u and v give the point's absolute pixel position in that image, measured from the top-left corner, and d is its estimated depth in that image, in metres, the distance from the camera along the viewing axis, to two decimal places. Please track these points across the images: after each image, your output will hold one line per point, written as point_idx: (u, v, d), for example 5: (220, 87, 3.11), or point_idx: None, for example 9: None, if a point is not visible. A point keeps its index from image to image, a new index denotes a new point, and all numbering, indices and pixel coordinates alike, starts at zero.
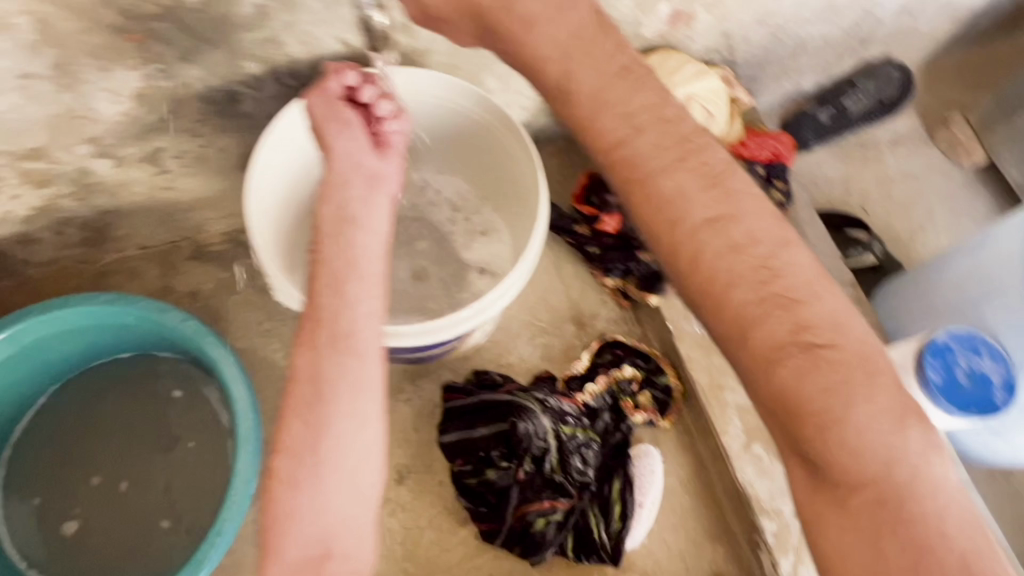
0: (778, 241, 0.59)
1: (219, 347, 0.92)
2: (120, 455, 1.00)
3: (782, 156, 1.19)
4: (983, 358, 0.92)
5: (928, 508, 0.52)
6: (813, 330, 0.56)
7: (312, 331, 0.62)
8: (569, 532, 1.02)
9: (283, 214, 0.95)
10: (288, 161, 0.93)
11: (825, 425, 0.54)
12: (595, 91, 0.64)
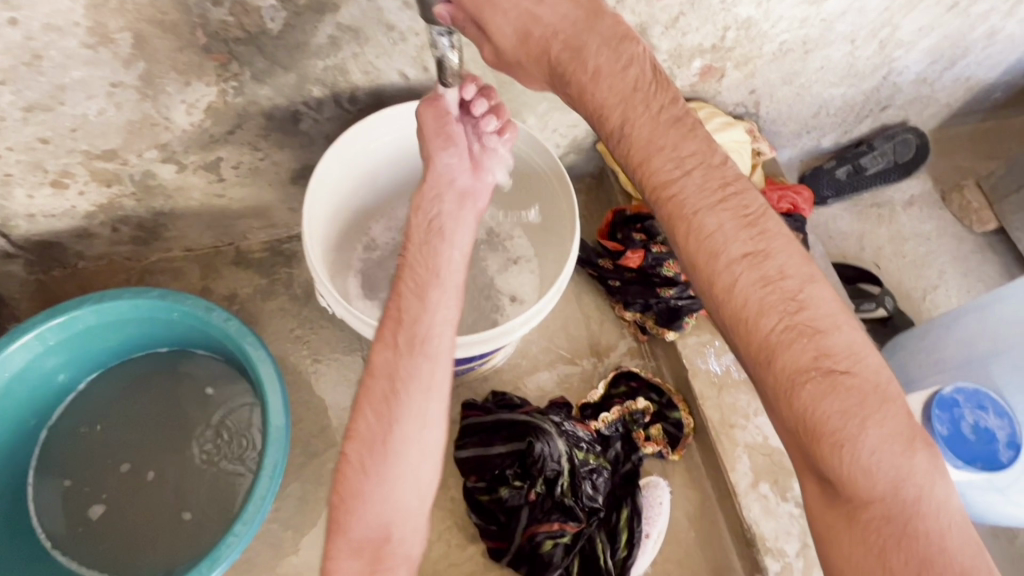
0: (804, 277, 0.67)
1: (259, 347, 0.97)
2: (150, 445, 1.04)
3: (799, 209, 1.25)
4: (989, 415, 0.95)
5: (930, 524, 0.62)
6: (833, 358, 0.64)
7: (394, 331, 0.75)
8: (576, 556, 1.03)
9: (333, 225, 1.01)
10: (349, 177, 1.00)
11: (840, 447, 0.62)
12: (647, 136, 0.70)
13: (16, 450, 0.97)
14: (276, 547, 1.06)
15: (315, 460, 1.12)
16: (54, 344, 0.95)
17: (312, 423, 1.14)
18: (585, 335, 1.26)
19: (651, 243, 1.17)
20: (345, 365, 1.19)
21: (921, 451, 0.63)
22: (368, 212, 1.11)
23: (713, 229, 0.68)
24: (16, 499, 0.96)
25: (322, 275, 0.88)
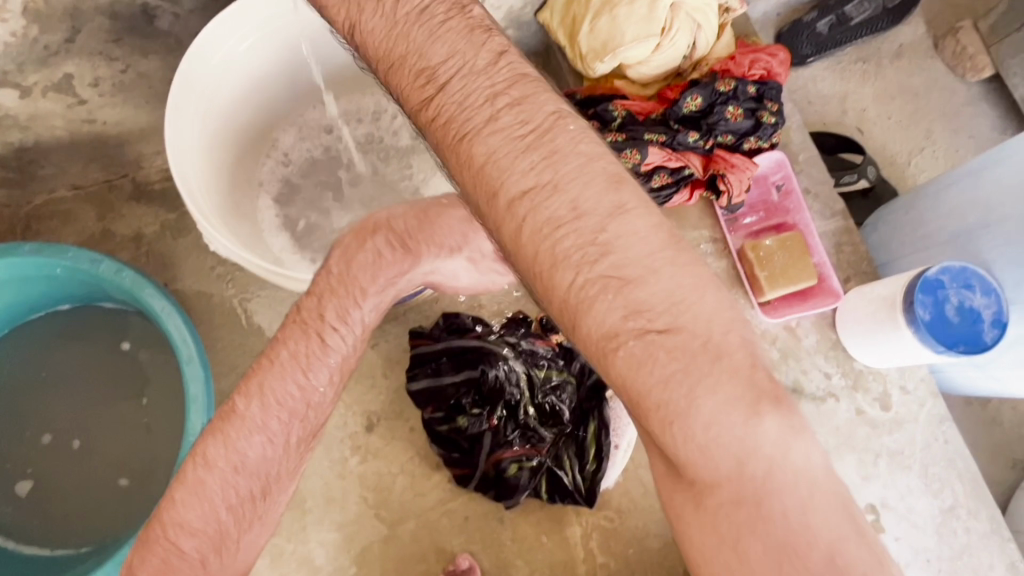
0: (608, 210, 0.55)
1: (160, 297, 0.85)
2: (71, 412, 0.95)
3: (775, 73, 1.07)
4: (975, 293, 0.88)
5: (788, 505, 0.50)
6: (646, 313, 0.54)
7: (263, 408, 0.67)
8: (543, 476, 1.00)
9: (215, 165, 0.84)
10: (211, 104, 0.81)
11: (668, 422, 0.52)
12: (412, 43, 0.62)
13: None
14: None
15: None
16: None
17: (251, 367, 1.05)
18: None
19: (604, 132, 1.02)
20: (277, 301, 1.07)
21: (768, 414, 0.52)
22: (267, 123, 0.94)
23: (483, 159, 0.58)
24: None
25: (194, 212, 0.72)
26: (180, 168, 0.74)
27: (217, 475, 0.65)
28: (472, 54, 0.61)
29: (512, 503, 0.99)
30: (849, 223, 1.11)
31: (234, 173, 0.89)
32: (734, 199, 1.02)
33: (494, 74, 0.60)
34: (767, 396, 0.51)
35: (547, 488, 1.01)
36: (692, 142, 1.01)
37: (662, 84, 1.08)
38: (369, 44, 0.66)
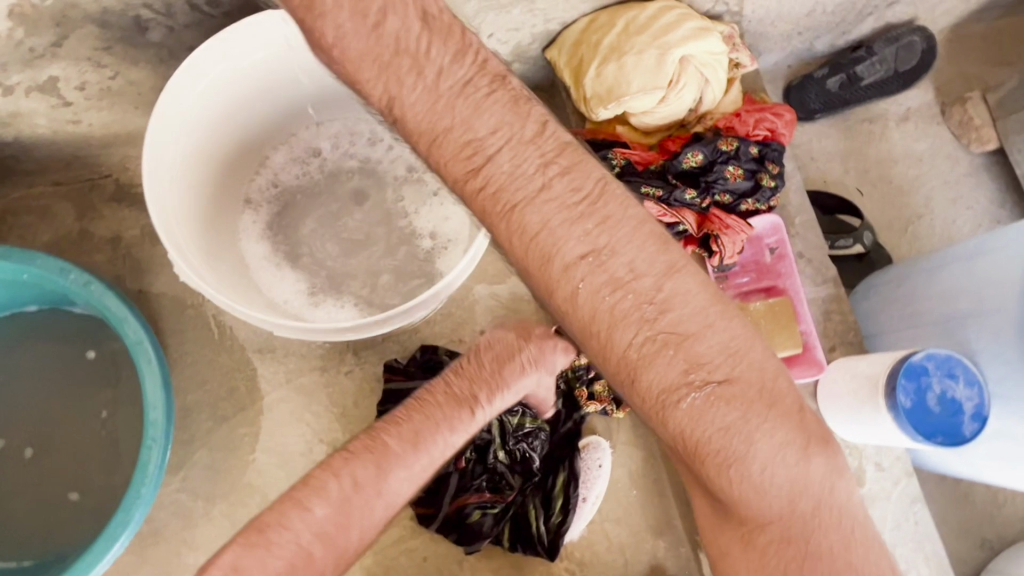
0: (661, 271, 0.61)
1: (128, 314, 0.82)
2: (27, 419, 0.92)
3: (778, 134, 1.06)
4: (958, 384, 0.86)
5: (830, 538, 0.63)
6: (702, 368, 0.62)
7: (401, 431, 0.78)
8: (505, 523, 0.99)
9: (195, 209, 0.80)
10: (183, 145, 0.78)
11: (726, 464, 0.62)
12: (427, 109, 0.63)
13: None
14: (185, 517, 0.98)
15: (224, 425, 1.01)
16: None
17: (220, 383, 1.02)
18: None
19: None
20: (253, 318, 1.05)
21: (817, 457, 0.63)
22: (260, 142, 0.91)
23: (538, 228, 0.62)
24: None
25: (187, 270, 0.69)
26: (166, 228, 0.71)
27: (348, 487, 0.73)
28: (516, 128, 0.63)
29: (473, 549, 0.97)
30: (840, 292, 1.10)
31: (216, 210, 0.86)
32: (725, 260, 1.00)
33: (542, 145, 0.63)
34: (817, 440, 0.63)
35: (509, 535, 0.99)
36: (690, 199, 0.99)
37: (664, 134, 1.06)
38: (409, 120, 0.65)
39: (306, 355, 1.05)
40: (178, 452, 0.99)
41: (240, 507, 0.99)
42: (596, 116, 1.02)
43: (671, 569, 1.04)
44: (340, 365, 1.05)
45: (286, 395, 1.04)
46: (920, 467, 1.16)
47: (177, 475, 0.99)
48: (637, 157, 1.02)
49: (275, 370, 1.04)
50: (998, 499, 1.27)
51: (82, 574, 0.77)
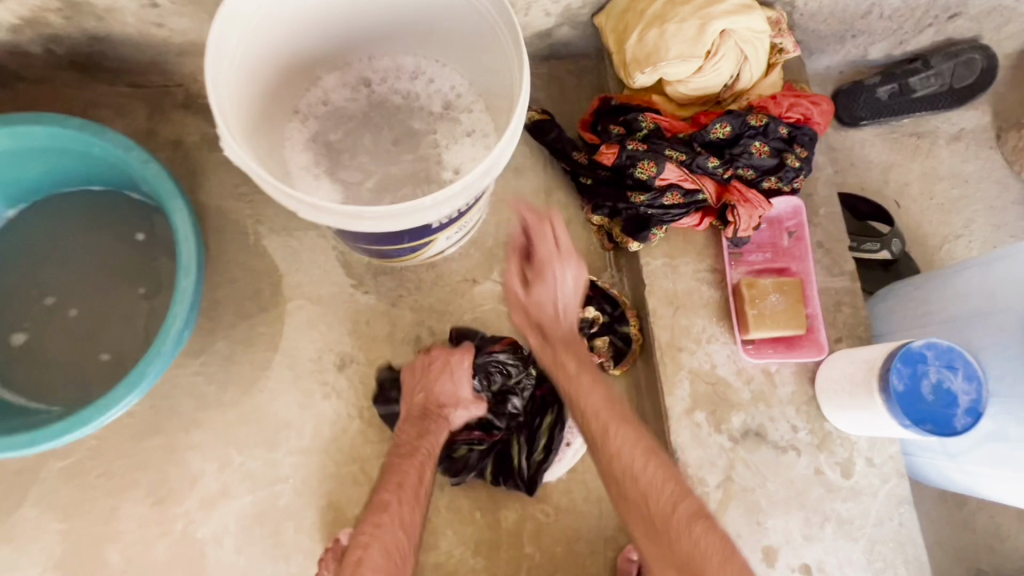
0: (653, 448, 0.94)
1: (178, 197, 0.92)
2: (75, 283, 1.02)
3: (812, 122, 1.07)
4: (956, 376, 0.86)
5: None
6: (698, 515, 0.90)
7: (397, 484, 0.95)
8: (489, 460, 1.05)
9: (242, 105, 0.88)
10: (243, 47, 0.85)
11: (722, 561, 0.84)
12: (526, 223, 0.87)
13: None
14: (198, 399, 1.05)
15: (245, 321, 1.09)
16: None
17: (248, 284, 1.10)
18: None
19: (628, 138, 1.03)
20: (288, 230, 1.13)
21: None
22: (312, 63, 1.00)
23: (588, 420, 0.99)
24: None
25: (222, 136, 0.74)
26: (216, 107, 0.78)
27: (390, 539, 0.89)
28: (554, 321, 1.05)
29: (456, 481, 1.05)
30: (855, 286, 1.09)
31: (258, 113, 0.94)
32: (740, 232, 1.02)
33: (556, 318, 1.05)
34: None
35: (493, 469, 1.04)
36: (711, 167, 1.02)
37: (697, 109, 1.10)
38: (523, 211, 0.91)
39: (329, 271, 1.12)
40: (200, 339, 1.07)
41: (248, 398, 1.06)
42: (633, 81, 1.05)
43: None
44: (358, 285, 1.12)
45: (305, 304, 1.11)
46: (918, 479, 1.14)
47: (196, 359, 1.06)
48: (667, 124, 1.05)
49: (299, 280, 1.11)
50: (1000, 531, 1.23)
51: (96, 418, 0.85)
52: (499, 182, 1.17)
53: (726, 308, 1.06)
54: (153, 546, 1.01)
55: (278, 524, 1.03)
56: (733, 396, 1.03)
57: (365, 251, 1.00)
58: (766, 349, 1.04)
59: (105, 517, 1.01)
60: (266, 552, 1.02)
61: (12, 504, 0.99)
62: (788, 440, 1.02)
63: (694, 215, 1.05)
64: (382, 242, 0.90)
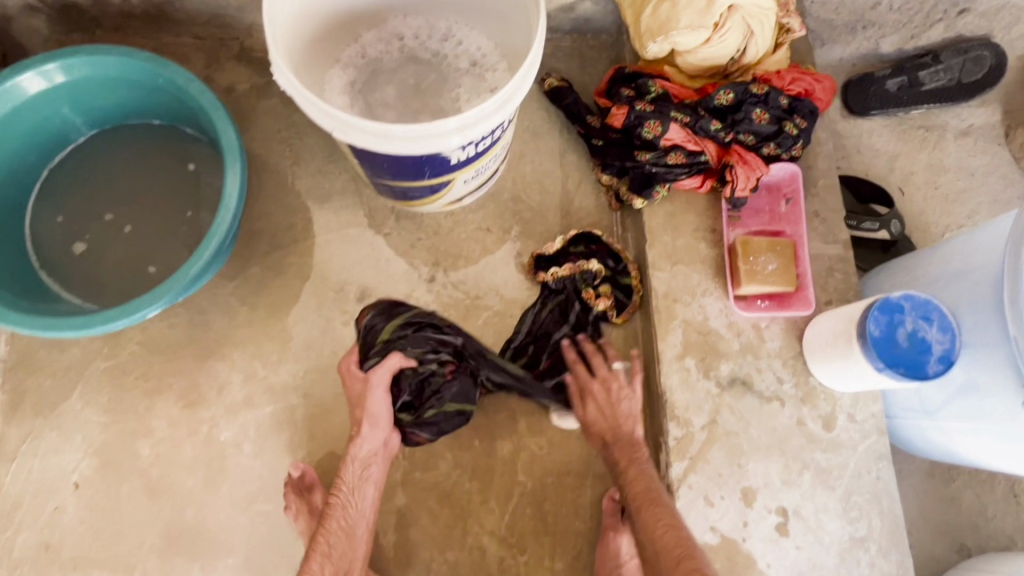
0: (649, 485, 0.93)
1: (228, 126, 1.02)
2: (132, 203, 1.14)
3: (814, 97, 1.14)
4: (931, 326, 0.91)
5: None
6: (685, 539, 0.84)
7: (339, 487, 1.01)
8: (473, 389, 1.09)
9: (289, 45, 0.99)
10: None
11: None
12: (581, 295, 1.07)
13: (15, 172, 1.07)
14: (231, 316, 1.16)
15: (278, 251, 1.20)
16: (63, 84, 1.03)
17: (282, 218, 1.21)
18: (558, 193, 1.25)
19: (637, 100, 1.12)
20: (322, 173, 1.24)
21: None
22: (353, 19, 1.11)
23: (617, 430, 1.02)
24: (16, 214, 1.09)
25: (276, 62, 0.84)
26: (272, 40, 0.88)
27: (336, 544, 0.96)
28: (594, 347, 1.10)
29: (463, 421, 1.09)
30: (847, 254, 1.15)
31: (303, 58, 1.05)
32: (737, 191, 1.09)
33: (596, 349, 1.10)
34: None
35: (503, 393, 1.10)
36: (713, 130, 1.09)
37: (705, 81, 1.18)
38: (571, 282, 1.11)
39: (356, 212, 1.22)
40: (237, 263, 1.18)
41: (275, 319, 1.17)
42: (646, 51, 1.14)
43: None
44: (381, 227, 1.22)
45: (332, 240, 1.21)
46: (904, 448, 1.18)
47: (232, 281, 1.18)
48: (675, 91, 1.14)
49: (328, 219, 1.22)
50: (987, 511, 1.25)
51: (133, 314, 0.96)
52: (517, 142, 1.27)
53: (722, 266, 1.13)
54: (181, 444, 1.11)
55: (294, 433, 1.12)
56: (722, 346, 1.10)
57: (388, 188, 1.09)
58: (758, 304, 1.10)
59: (140, 414, 1.11)
60: (281, 458, 1.11)
61: (61, 396, 1.10)
62: (773, 390, 1.08)
63: (696, 177, 1.12)
64: (406, 177, 1.00)
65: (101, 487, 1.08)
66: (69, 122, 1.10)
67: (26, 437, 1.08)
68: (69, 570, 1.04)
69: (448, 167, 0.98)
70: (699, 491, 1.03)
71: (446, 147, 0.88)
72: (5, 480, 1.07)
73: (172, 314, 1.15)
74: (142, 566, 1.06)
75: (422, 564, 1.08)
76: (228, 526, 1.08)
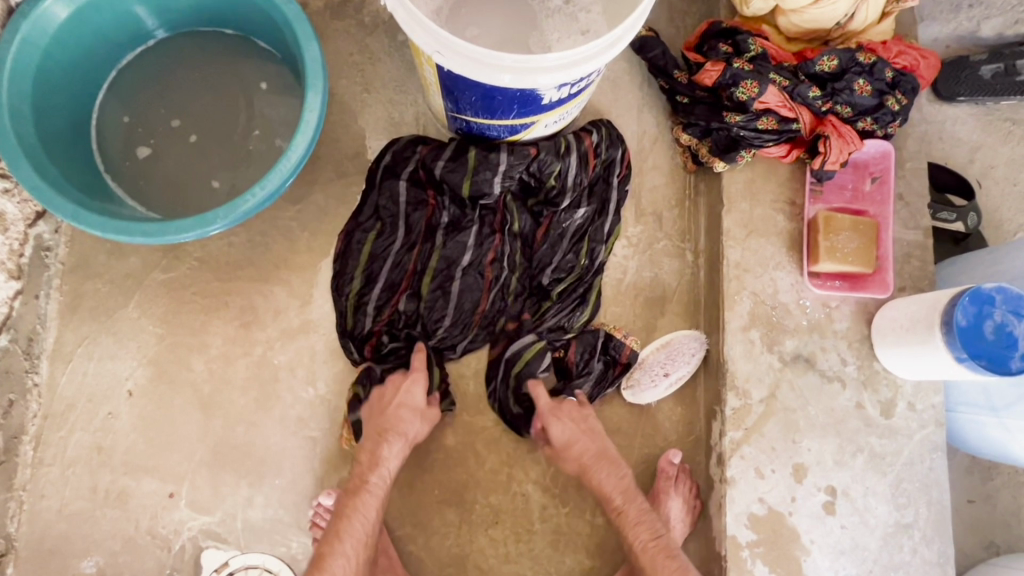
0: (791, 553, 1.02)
1: (312, 43, 0.98)
2: (200, 112, 1.10)
3: (917, 73, 1.09)
4: (1020, 322, 0.89)
5: None
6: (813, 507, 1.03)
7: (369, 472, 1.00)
8: (530, 229, 1.13)
9: None
10: None
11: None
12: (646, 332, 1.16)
13: (86, 69, 1.04)
14: (291, 241, 1.14)
15: (343, 180, 1.17)
16: None
17: (348, 145, 1.18)
18: (633, 149, 1.21)
19: (734, 58, 1.07)
20: (390, 103, 1.19)
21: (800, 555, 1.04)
22: None
23: None
24: (83, 113, 1.06)
25: None
26: None
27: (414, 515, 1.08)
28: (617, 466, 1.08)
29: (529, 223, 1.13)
30: (927, 241, 1.11)
31: None
32: (827, 164, 1.05)
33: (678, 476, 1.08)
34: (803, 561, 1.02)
35: (337, 266, 1.11)
36: (811, 97, 1.05)
37: (803, 45, 1.13)
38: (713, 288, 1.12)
39: None
40: (300, 189, 1.16)
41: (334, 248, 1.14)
42: (748, 6, 1.09)
43: (679, 433, 1.12)
44: None
45: None
46: (956, 445, 1.16)
47: (294, 207, 1.15)
48: (773, 52, 1.09)
49: None
50: (1020, 512, 1.24)
51: (198, 229, 0.93)
52: (596, 91, 1.21)
53: (798, 241, 1.10)
54: (234, 363, 1.10)
55: (346, 363, 1.12)
56: (788, 322, 1.07)
57: (466, 122, 1.04)
58: (830, 283, 1.08)
59: (195, 329, 1.11)
60: (331, 389, 1.11)
61: (118, 303, 1.10)
62: (835, 371, 1.06)
63: (783, 146, 1.08)
64: (492, 113, 0.97)
65: (154, 397, 1.08)
66: (144, 21, 1.06)
67: (82, 341, 1.08)
68: (120, 474, 1.06)
69: (538, 107, 0.94)
70: (750, 462, 1.03)
71: (550, 82, 0.84)
72: (60, 381, 1.07)
73: (232, 233, 1.13)
74: (191, 479, 1.07)
75: (465, 504, 1.09)
76: (277, 447, 1.09)
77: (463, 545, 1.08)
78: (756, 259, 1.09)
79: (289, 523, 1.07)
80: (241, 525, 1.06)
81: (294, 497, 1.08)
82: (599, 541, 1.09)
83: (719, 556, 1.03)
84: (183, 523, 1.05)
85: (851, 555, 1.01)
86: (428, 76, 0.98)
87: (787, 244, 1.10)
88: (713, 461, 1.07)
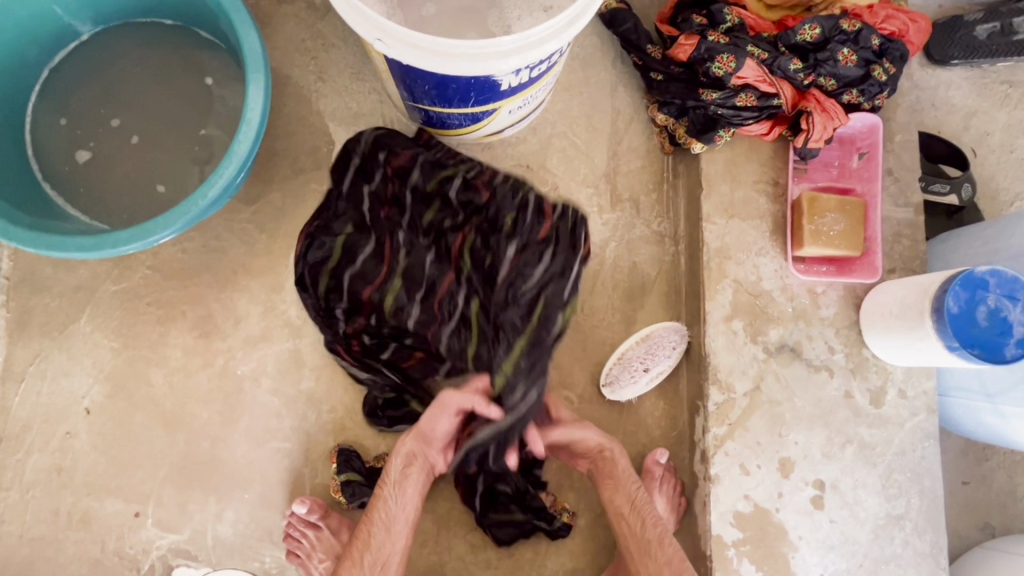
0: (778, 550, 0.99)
1: (251, 31, 0.90)
2: (140, 110, 1.03)
3: (907, 39, 1.02)
4: (1015, 306, 0.84)
5: None
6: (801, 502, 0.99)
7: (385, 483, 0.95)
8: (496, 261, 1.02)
9: None
10: None
11: None
12: (632, 322, 1.11)
13: (13, 70, 0.97)
14: (249, 244, 1.08)
15: (300, 177, 1.10)
16: None
17: (304, 140, 1.11)
18: (607, 131, 1.14)
19: (709, 30, 1.00)
20: (347, 91, 1.12)
21: None
22: None
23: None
24: (14, 117, 0.99)
25: None
26: None
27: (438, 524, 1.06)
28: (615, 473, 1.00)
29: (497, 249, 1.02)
30: (918, 219, 1.05)
31: None
32: (810, 142, 0.98)
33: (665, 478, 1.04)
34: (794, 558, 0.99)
35: (300, 283, 1.05)
36: (793, 70, 0.98)
37: (785, 12, 1.06)
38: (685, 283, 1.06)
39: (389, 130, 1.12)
40: (255, 188, 1.09)
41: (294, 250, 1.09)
42: None
43: (662, 429, 1.08)
44: None
45: None
46: (948, 428, 1.12)
47: (250, 207, 1.09)
48: (752, 22, 1.02)
49: None
50: (1015, 491, 1.21)
51: (141, 239, 0.87)
52: (566, 70, 1.14)
53: (781, 224, 1.04)
54: (195, 375, 1.06)
55: (313, 370, 1.07)
56: (772, 310, 1.02)
57: (422, 110, 0.96)
58: (816, 268, 1.03)
59: (152, 341, 1.06)
60: (298, 398, 1.06)
61: (69, 317, 1.05)
62: (822, 360, 1.02)
63: (764, 123, 1.01)
64: (449, 102, 0.90)
65: (113, 414, 1.04)
66: (71, 15, 0.99)
67: (34, 359, 1.04)
68: (82, 496, 1.02)
69: (498, 94, 0.87)
70: (735, 459, 0.99)
71: (507, 66, 0.77)
72: (14, 402, 1.03)
73: (186, 239, 1.08)
74: (156, 497, 1.03)
75: (442, 510, 1.06)
76: (245, 461, 1.05)
77: (442, 552, 1.05)
78: (738, 245, 1.03)
79: (261, 537, 1.04)
80: (211, 542, 1.03)
81: (263, 512, 1.04)
82: (582, 544, 1.06)
83: (704, 556, 0.99)
84: (151, 542, 1.02)
85: (840, 549, 0.98)
86: (378, 62, 0.91)
87: (770, 228, 1.04)
88: (697, 458, 1.03)
